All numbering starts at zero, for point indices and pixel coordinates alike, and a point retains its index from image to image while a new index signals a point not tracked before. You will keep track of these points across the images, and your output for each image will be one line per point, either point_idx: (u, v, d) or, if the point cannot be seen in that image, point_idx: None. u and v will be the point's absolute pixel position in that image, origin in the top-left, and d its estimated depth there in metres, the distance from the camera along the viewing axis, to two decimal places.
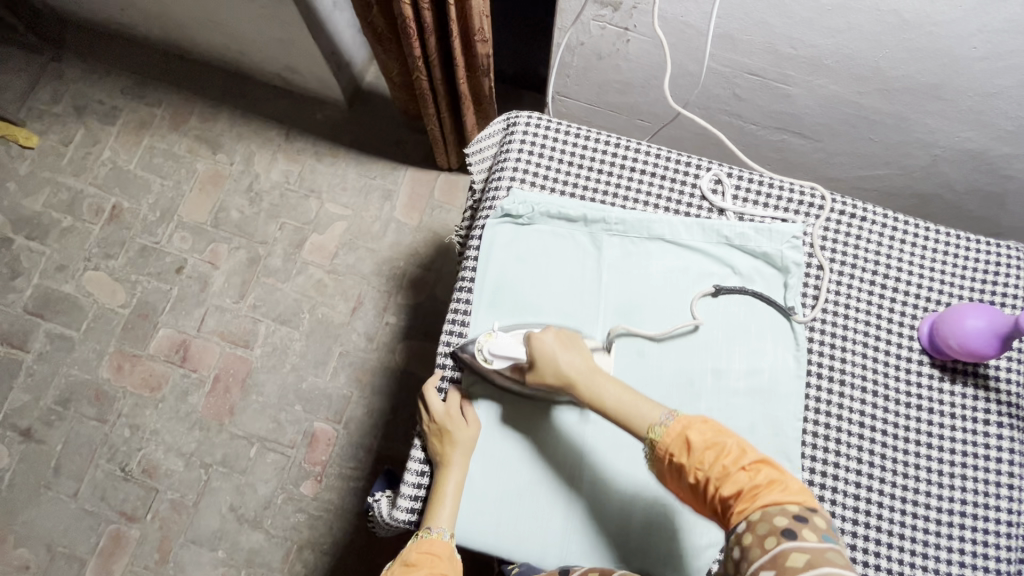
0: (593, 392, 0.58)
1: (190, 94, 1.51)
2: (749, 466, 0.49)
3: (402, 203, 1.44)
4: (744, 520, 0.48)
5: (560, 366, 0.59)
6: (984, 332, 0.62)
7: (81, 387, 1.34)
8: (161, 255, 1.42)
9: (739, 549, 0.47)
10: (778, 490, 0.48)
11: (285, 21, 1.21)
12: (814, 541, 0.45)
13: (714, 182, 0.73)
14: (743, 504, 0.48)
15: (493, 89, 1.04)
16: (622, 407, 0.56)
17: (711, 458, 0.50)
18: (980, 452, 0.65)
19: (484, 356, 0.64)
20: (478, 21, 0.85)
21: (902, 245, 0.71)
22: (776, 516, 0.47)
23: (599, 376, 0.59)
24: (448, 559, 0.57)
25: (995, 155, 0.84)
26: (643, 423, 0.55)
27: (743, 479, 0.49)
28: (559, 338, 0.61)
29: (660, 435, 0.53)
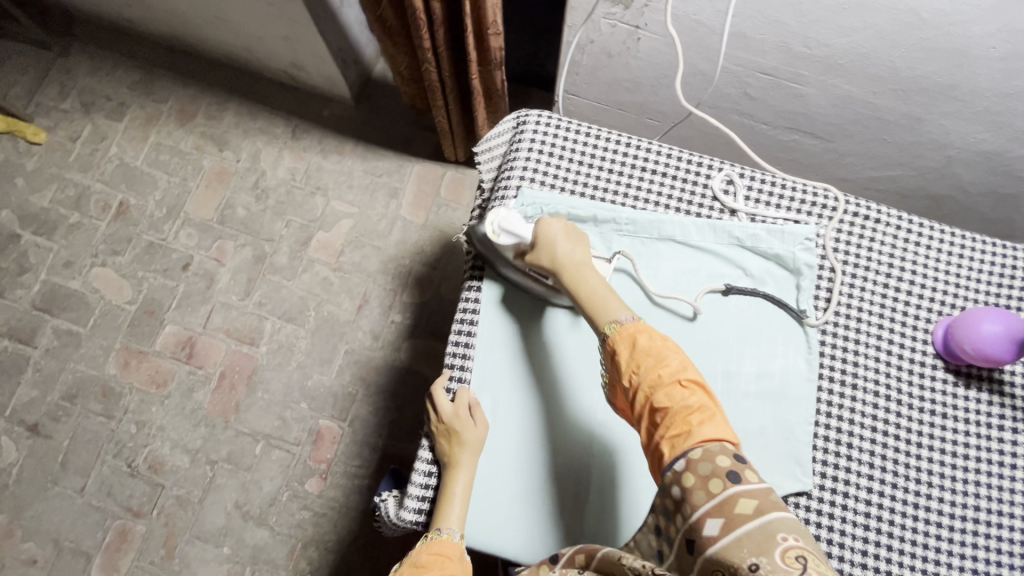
0: (573, 279, 0.61)
1: (197, 91, 1.51)
2: (684, 386, 0.51)
3: (408, 201, 1.44)
4: (686, 456, 0.49)
5: (557, 252, 0.62)
6: (1001, 337, 0.61)
7: (88, 383, 1.34)
8: (167, 251, 1.42)
9: (682, 490, 0.48)
10: (711, 418, 0.50)
11: (293, 17, 1.20)
12: (754, 481, 0.47)
13: (726, 182, 0.72)
14: (686, 436, 0.50)
15: (505, 83, 1.04)
16: (595, 297, 0.60)
17: (659, 385, 0.52)
18: (994, 458, 0.65)
19: (494, 228, 0.66)
20: (491, 14, 0.84)
21: (916, 247, 0.70)
22: (718, 455, 0.48)
23: (587, 271, 0.62)
24: (458, 561, 0.57)
25: (1011, 156, 0.83)
26: (606, 316, 0.59)
27: (677, 398, 0.51)
28: (565, 231, 0.64)
29: (613, 331, 0.57)
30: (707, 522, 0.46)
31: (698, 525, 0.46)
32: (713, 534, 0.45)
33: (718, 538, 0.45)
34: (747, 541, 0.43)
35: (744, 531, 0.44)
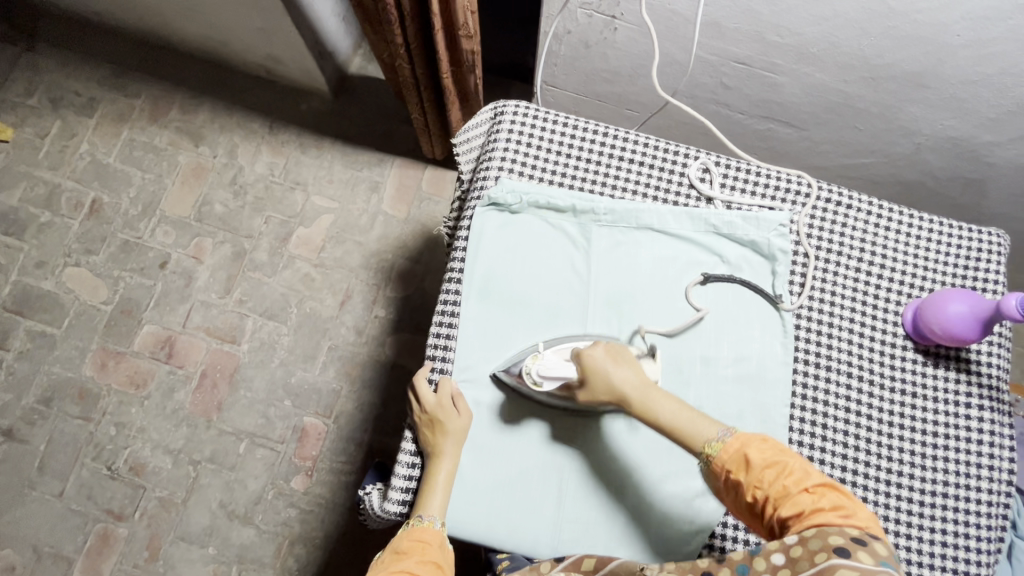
0: (648, 408, 0.57)
1: (170, 85, 1.48)
2: (812, 489, 0.50)
3: (389, 195, 1.43)
4: (798, 534, 0.48)
5: (613, 380, 0.58)
6: (967, 317, 0.63)
7: (64, 385, 1.31)
8: (143, 250, 1.39)
9: (787, 557, 0.48)
10: (841, 516, 0.49)
11: (267, 9, 1.18)
12: (869, 562, 0.45)
13: (702, 170, 0.73)
14: (799, 520, 0.49)
15: (478, 87, 1.04)
16: (678, 421, 0.56)
17: (771, 470, 0.51)
18: (962, 435, 0.67)
19: (535, 379, 0.63)
20: (463, 16, 0.85)
21: (887, 231, 0.72)
22: (832, 535, 0.47)
23: (653, 391, 0.58)
24: (438, 547, 0.58)
25: (978, 142, 0.85)
26: (699, 436, 0.55)
27: (805, 501, 0.50)
28: (609, 356, 0.60)
29: (717, 451, 0.53)
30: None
31: None
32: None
33: None
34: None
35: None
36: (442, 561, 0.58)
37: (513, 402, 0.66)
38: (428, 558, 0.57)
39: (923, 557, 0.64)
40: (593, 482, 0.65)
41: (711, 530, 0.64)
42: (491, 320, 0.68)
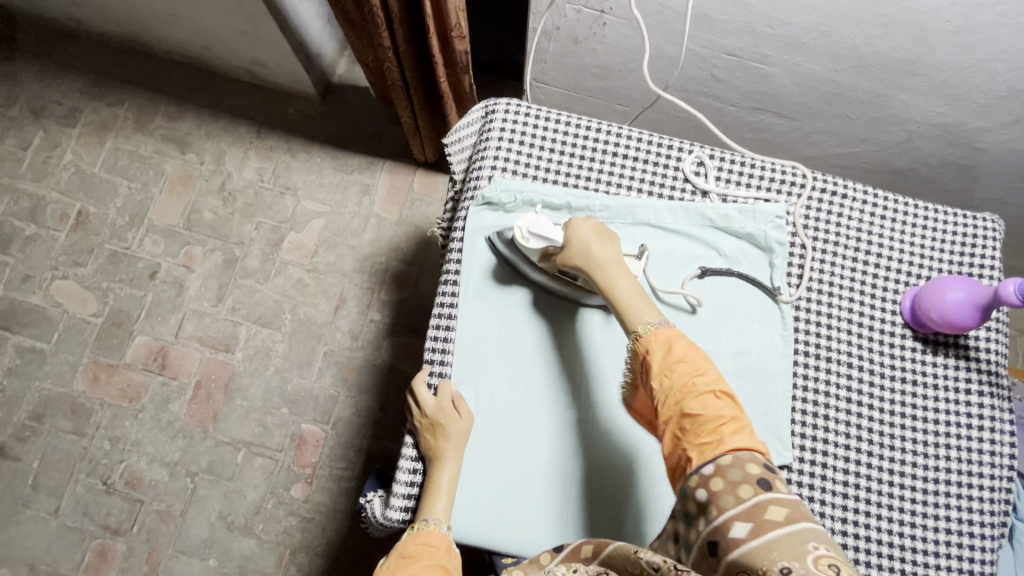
0: (602, 279, 0.58)
1: (154, 92, 1.45)
2: (720, 395, 0.49)
3: (381, 198, 1.41)
4: (716, 462, 0.47)
5: (591, 251, 0.59)
6: (965, 304, 0.63)
7: (56, 400, 1.29)
8: (132, 260, 1.37)
9: (708, 491, 0.46)
10: (744, 433, 0.48)
11: (250, 12, 1.16)
12: (786, 492, 0.45)
13: (697, 164, 0.72)
14: (715, 444, 0.48)
15: (474, 86, 1.03)
16: (628, 299, 0.56)
17: (689, 386, 0.50)
18: (963, 421, 0.67)
19: (522, 232, 0.65)
20: (454, 16, 0.83)
21: (883, 220, 0.71)
22: (748, 463, 0.46)
23: (618, 272, 0.58)
24: (445, 551, 0.56)
25: (969, 128, 0.85)
26: (638, 318, 0.55)
27: (712, 405, 0.48)
28: (597, 228, 0.60)
29: (646, 333, 0.53)
30: (731, 523, 0.43)
31: (725, 526, 0.44)
32: (741, 537, 0.42)
33: (747, 540, 0.42)
34: (776, 545, 0.41)
35: (772, 538, 0.41)
36: (451, 565, 0.56)
37: (515, 401, 0.66)
38: (437, 562, 0.55)
39: (928, 544, 0.64)
40: (597, 481, 0.64)
41: None
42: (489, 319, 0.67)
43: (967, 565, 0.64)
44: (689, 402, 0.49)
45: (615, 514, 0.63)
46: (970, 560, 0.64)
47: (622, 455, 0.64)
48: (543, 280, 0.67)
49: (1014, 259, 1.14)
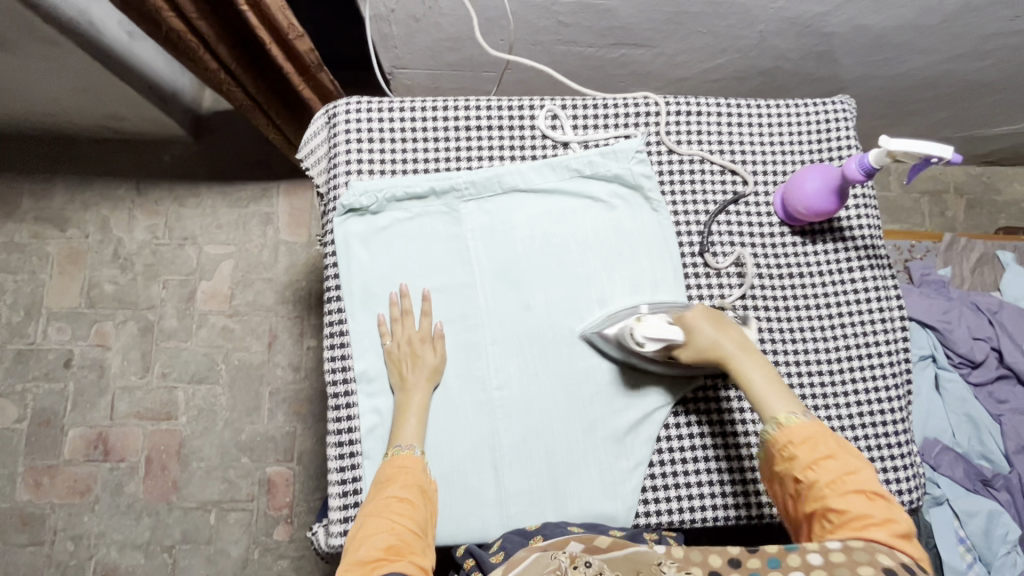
0: (738, 372, 0.60)
1: (13, 174, 1.35)
2: (870, 498, 0.52)
3: (284, 222, 1.36)
4: (844, 542, 0.49)
5: (717, 345, 0.61)
6: (822, 190, 0.66)
7: (3, 517, 1.23)
8: (41, 354, 1.29)
9: (826, 559, 0.48)
10: (889, 531, 0.50)
11: (76, 66, 1.07)
12: None
13: (552, 117, 0.72)
14: (853, 533, 0.50)
15: (336, 82, 0.95)
16: (766, 391, 0.59)
17: (838, 480, 0.53)
18: (852, 299, 0.71)
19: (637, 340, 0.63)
20: (281, 17, 0.75)
21: (740, 128, 0.74)
22: (882, 554, 0.48)
23: (749, 360, 0.61)
24: (420, 471, 0.60)
25: (811, 16, 0.85)
26: (777, 407, 0.58)
27: (860, 504, 0.52)
28: (716, 323, 0.62)
29: (791, 423, 0.57)
30: None
31: None
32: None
33: None
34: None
35: None
36: (426, 484, 0.60)
37: (465, 349, 0.67)
38: (411, 481, 0.58)
39: (842, 421, 0.68)
40: (528, 447, 0.66)
41: (648, 461, 0.67)
42: (385, 323, 0.67)
43: (882, 429, 0.68)
44: (829, 494, 0.53)
45: (551, 478, 0.65)
46: (883, 424, 0.69)
47: (548, 421, 0.66)
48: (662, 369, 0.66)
49: (894, 129, 1.18)
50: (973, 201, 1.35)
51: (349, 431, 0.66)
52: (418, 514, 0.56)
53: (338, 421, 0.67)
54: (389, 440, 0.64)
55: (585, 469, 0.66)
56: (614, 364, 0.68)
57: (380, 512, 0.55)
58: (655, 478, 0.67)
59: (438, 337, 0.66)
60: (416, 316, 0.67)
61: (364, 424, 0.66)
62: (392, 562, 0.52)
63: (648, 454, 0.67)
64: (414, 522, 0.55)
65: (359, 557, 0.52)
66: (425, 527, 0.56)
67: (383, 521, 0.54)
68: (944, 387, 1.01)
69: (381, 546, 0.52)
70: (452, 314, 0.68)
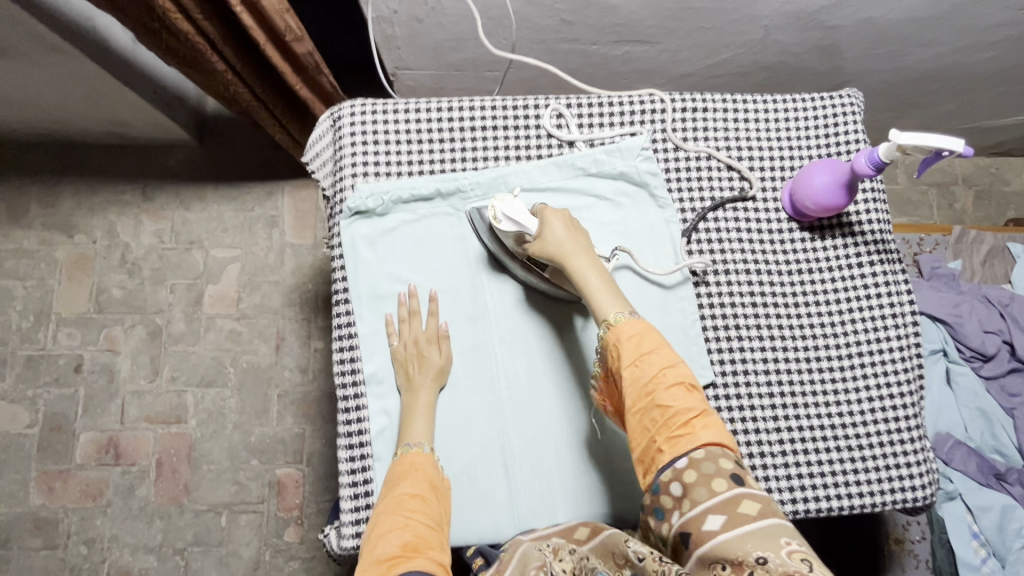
0: (573, 270, 0.60)
1: (20, 182, 1.36)
2: (688, 391, 0.54)
3: (290, 225, 1.36)
4: (689, 456, 0.51)
5: (561, 243, 0.61)
6: (831, 185, 0.66)
7: (18, 522, 1.24)
8: (52, 360, 1.30)
9: (682, 487, 0.50)
10: (711, 426, 0.53)
11: (81, 74, 1.08)
12: (755, 487, 0.49)
13: (557, 116, 0.72)
14: (685, 437, 0.52)
15: (334, 80, 0.94)
16: (596, 291, 0.59)
17: (661, 377, 0.54)
18: (862, 294, 0.70)
19: (496, 216, 0.65)
20: (279, 19, 0.75)
21: (747, 123, 0.73)
22: (722, 459, 0.51)
23: (587, 262, 0.61)
24: (431, 468, 0.60)
25: (816, 10, 0.84)
26: (606, 310, 0.58)
27: (683, 400, 0.53)
28: (568, 226, 0.62)
29: (620, 322, 0.57)
30: (709, 517, 0.47)
31: (698, 520, 0.48)
32: (713, 530, 0.46)
33: (719, 533, 0.46)
34: (750, 538, 0.44)
35: (745, 528, 0.45)
36: (437, 480, 0.60)
37: (474, 349, 0.67)
38: (422, 478, 0.59)
39: (854, 417, 0.68)
40: (538, 446, 0.66)
41: None
42: (392, 324, 0.67)
43: (894, 425, 0.68)
44: (659, 398, 0.53)
45: (561, 478, 0.65)
46: (895, 420, 0.68)
47: (556, 420, 0.66)
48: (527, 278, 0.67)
49: (900, 121, 1.17)
50: (982, 192, 1.34)
51: (360, 433, 0.66)
52: (431, 509, 0.57)
53: (348, 424, 0.67)
54: (399, 440, 0.64)
55: (595, 467, 0.66)
56: None
57: (394, 510, 0.56)
58: None
59: (446, 337, 0.66)
60: (423, 317, 0.67)
61: (374, 425, 0.66)
62: (409, 558, 0.51)
63: None
64: (427, 517, 0.56)
65: (377, 556, 0.52)
66: (440, 521, 0.57)
67: (398, 519, 0.55)
68: (955, 381, 1.00)
69: (397, 543, 0.52)
70: (460, 314, 0.68)
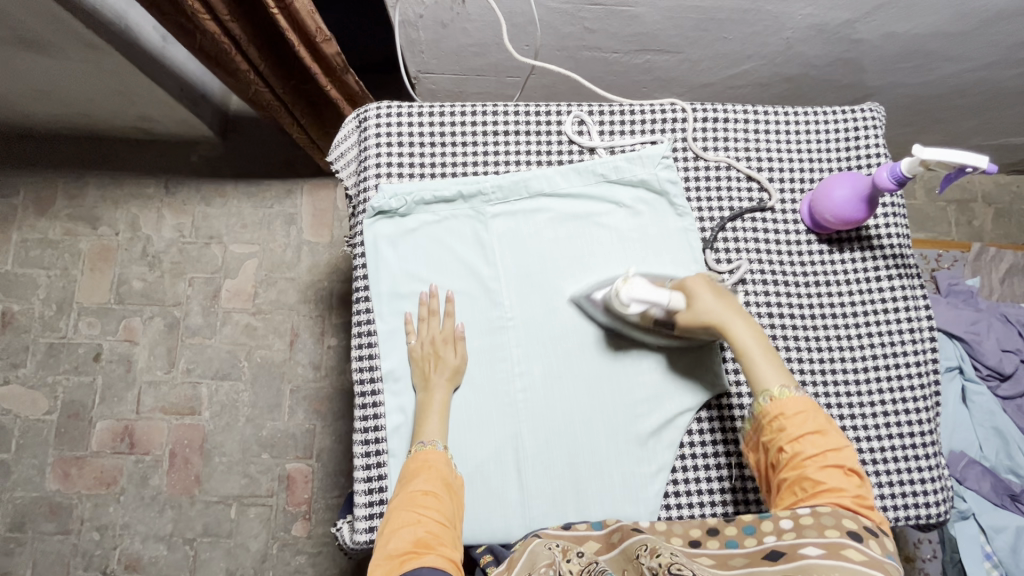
0: (734, 334, 0.60)
1: (49, 173, 1.39)
2: (846, 473, 0.53)
3: (308, 222, 1.38)
4: (813, 509, 0.51)
5: (716, 311, 0.61)
6: (850, 199, 0.66)
7: (34, 506, 1.27)
8: (72, 348, 1.33)
9: (793, 523, 0.51)
10: (855, 501, 0.52)
11: (112, 70, 1.10)
12: (877, 551, 0.47)
13: (577, 123, 0.73)
14: (822, 500, 0.52)
15: (361, 84, 0.95)
16: (759, 359, 0.59)
17: (821, 455, 0.54)
18: (879, 308, 0.70)
19: (620, 299, 0.63)
20: (309, 20, 0.77)
21: (767, 135, 0.73)
22: (847, 518, 0.50)
23: (746, 324, 0.61)
24: (445, 466, 0.61)
25: (839, 23, 0.84)
26: (770, 380, 0.58)
27: (835, 475, 0.53)
28: (716, 291, 0.62)
29: (783, 396, 0.57)
30: (808, 548, 0.48)
31: (798, 547, 0.49)
32: (810, 554, 0.47)
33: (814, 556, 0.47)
34: (841, 568, 0.45)
35: (842, 564, 0.46)
36: (451, 478, 0.60)
37: (489, 351, 0.68)
38: (435, 475, 0.59)
39: (868, 430, 0.68)
40: (551, 449, 0.66)
41: (671, 466, 0.67)
42: (411, 322, 0.68)
43: (909, 440, 0.68)
44: (811, 464, 0.54)
45: (573, 481, 0.66)
46: (910, 435, 0.68)
47: (570, 424, 0.67)
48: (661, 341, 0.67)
49: (921, 137, 1.17)
50: (1002, 210, 1.32)
51: (375, 429, 0.67)
52: (444, 506, 0.57)
53: (364, 420, 0.68)
54: (413, 437, 0.65)
55: (608, 472, 0.66)
56: (636, 364, 0.68)
57: (406, 506, 0.56)
58: (677, 483, 0.67)
59: (461, 338, 0.67)
60: (441, 317, 0.68)
61: (389, 423, 0.67)
62: (420, 555, 0.52)
63: (670, 459, 0.67)
64: (440, 514, 0.56)
65: (389, 551, 0.53)
66: (452, 519, 0.57)
67: (410, 515, 0.55)
68: (971, 399, 0.99)
69: (409, 539, 0.53)
70: (477, 316, 0.69)
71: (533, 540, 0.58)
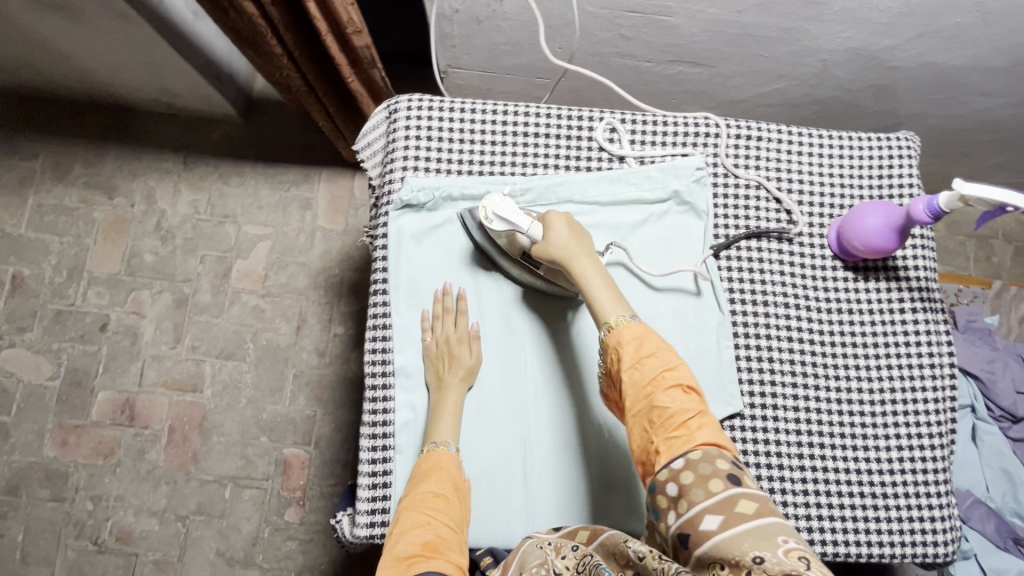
0: (580, 271, 0.60)
1: (69, 139, 1.39)
2: (684, 394, 0.53)
3: (323, 209, 1.37)
4: (685, 456, 0.50)
5: (565, 247, 0.61)
6: (883, 228, 0.65)
7: (29, 471, 1.27)
8: (79, 316, 1.33)
9: (678, 487, 0.49)
10: (708, 428, 0.51)
11: (142, 41, 1.10)
12: (754, 487, 0.47)
13: (610, 130, 0.73)
14: (681, 437, 0.51)
15: (386, 78, 0.95)
16: (599, 296, 0.59)
17: (658, 379, 0.53)
18: (900, 341, 0.69)
19: (485, 216, 0.64)
20: (343, 13, 0.76)
21: (800, 157, 0.73)
22: (718, 459, 0.49)
23: (588, 260, 0.61)
24: (455, 466, 0.60)
25: (878, 49, 0.83)
26: (609, 311, 0.58)
27: (677, 400, 0.52)
28: (571, 227, 0.62)
29: (621, 325, 0.57)
30: (704, 515, 0.46)
31: (694, 520, 0.46)
32: (712, 529, 0.45)
33: (716, 531, 0.45)
34: (747, 535, 0.43)
35: (741, 528, 0.44)
36: (461, 481, 0.60)
37: (507, 352, 0.68)
38: (446, 478, 0.59)
39: (881, 463, 0.67)
40: (559, 457, 0.66)
41: None
42: (428, 319, 0.67)
43: (921, 477, 0.67)
44: (655, 392, 0.53)
45: (579, 489, 0.65)
46: (923, 471, 0.67)
47: (579, 433, 0.66)
48: (523, 277, 0.68)
49: (949, 169, 1.15)
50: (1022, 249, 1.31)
51: (384, 423, 0.66)
52: (453, 510, 0.57)
53: (373, 412, 0.67)
54: (424, 436, 0.64)
55: (615, 484, 0.65)
56: None
57: (416, 506, 0.56)
58: None
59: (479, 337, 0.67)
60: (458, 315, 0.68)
61: (400, 418, 0.66)
62: (427, 558, 0.51)
63: None
64: (449, 517, 0.56)
65: (396, 553, 0.52)
66: (461, 524, 0.57)
67: (420, 517, 0.55)
68: (981, 439, 0.98)
69: (418, 542, 0.53)
70: (496, 316, 0.69)
71: (526, 540, 0.59)
